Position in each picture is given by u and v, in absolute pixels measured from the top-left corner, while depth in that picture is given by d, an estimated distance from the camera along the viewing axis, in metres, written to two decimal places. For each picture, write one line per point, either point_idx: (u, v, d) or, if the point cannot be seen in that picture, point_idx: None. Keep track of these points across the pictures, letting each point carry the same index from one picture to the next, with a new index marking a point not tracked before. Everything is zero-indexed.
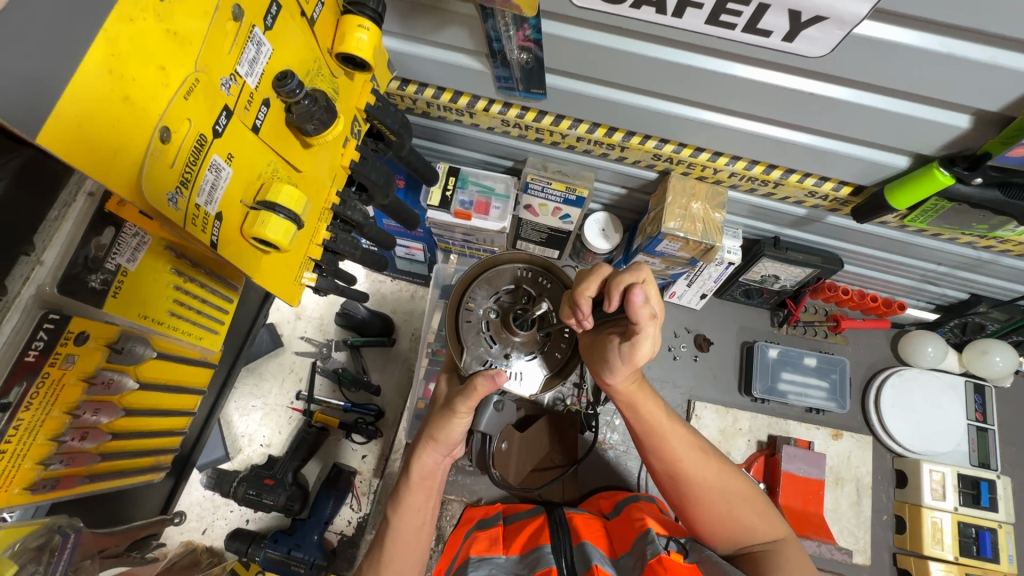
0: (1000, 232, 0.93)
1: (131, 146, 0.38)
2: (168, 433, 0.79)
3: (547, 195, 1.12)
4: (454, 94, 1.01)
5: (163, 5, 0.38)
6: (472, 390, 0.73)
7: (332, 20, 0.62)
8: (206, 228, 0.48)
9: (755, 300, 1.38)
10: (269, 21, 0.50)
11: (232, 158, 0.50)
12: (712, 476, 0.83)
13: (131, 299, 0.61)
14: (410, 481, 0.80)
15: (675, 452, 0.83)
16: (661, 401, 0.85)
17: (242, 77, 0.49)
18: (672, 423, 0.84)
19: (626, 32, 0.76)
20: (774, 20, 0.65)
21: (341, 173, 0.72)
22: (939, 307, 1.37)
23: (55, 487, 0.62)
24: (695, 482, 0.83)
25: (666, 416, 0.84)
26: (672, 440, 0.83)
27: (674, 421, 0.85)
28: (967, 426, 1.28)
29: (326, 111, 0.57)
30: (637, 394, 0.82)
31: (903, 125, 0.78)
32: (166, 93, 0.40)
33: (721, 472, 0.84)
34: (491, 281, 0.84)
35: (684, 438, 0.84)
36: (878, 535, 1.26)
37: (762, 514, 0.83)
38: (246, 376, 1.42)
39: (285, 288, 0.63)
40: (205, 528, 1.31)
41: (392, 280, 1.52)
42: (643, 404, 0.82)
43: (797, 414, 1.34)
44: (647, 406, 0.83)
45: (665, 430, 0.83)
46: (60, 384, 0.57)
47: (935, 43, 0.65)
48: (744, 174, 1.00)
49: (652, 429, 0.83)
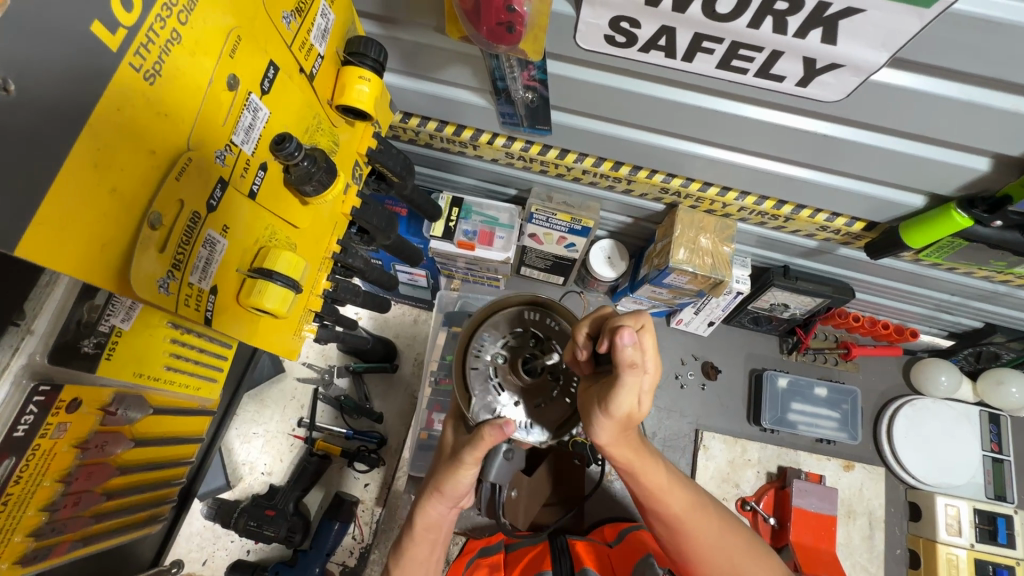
0: (1018, 269, 0.91)
1: (119, 238, 0.37)
2: (164, 485, 0.77)
3: (552, 224, 1.10)
4: (457, 127, 0.99)
5: (153, 88, 0.37)
6: (479, 441, 0.70)
7: (332, 72, 0.60)
8: (200, 304, 0.46)
9: (764, 327, 1.35)
10: (266, 84, 0.49)
11: (228, 229, 0.48)
12: (716, 536, 0.77)
13: (125, 358, 0.58)
14: (414, 532, 0.78)
15: (676, 515, 0.76)
16: (660, 460, 0.77)
17: (238, 146, 0.47)
18: (672, 484, 0.77)
19: (633, 73, 0.74)
20: (788, 66, 0.62)
21: (343, 221, 0.69)
22: (952, 334, 1.34)
23: (46, 557, 0.61)
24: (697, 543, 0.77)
25: (666, 478, 0.76)
26: (672, 502, 0.76)
27: (674, 479, 0.78)
28: (983, 457, 1.25)
29: (325, 171, 0.56)
30: (636, 459, 0.74)
31: (919, 167, 0.76)
32: (156, 177, 0.39)
33: (725, 529, 0.78)
34: (498, 325, 0.80)
35: (683, 498, 0.77)
36: (892, 569, 1.23)
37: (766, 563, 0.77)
38: (247, 402, 1.40)
39: (283, 346, 0.61)
40: (205, 559, 1.29)
41: (395, 305, 1.49)
42: (641, 471, 0.74)
43: (807, 444, 1.31)
44: (645, 471, 0.75)
45: (664, 493, 0.76)
46: (51, 454, 0.56)
47: (955, 90, 0.62)
48: (754, 209, 0.98)
49: (651, 494, 0.76)
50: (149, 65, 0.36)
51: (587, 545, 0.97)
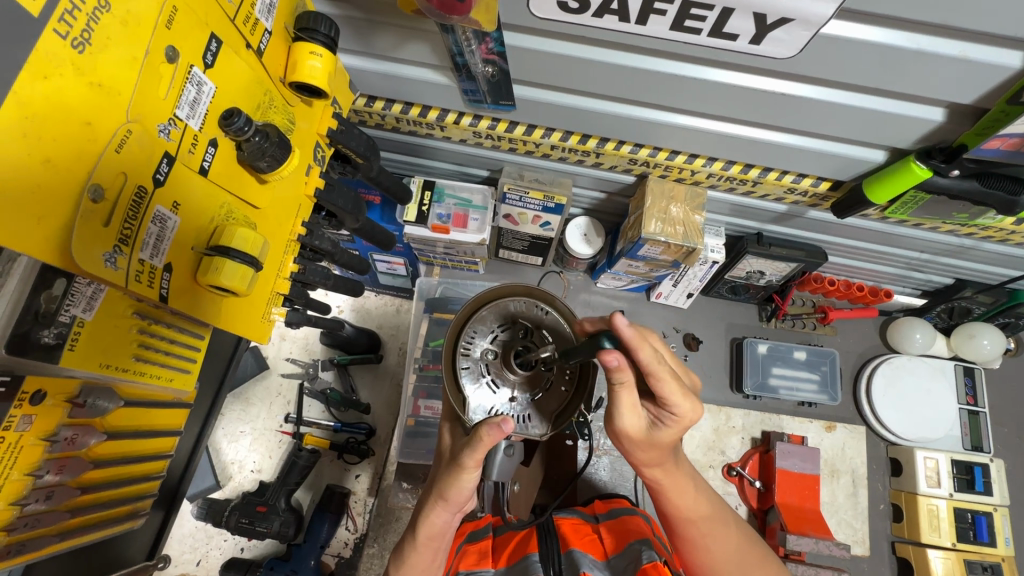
0: (981, 220, 0.92)
1: (56, 211, 0.37)
2: (146, 478, 0.77)
3: (526, 204, 1.09)
4: (423, 108, 0.98)
5: (83, 57, 0.36)
6: (478, 441, 0.65)
7: (283, 48, 0.60)
8: (153, 282, 0.47)
9: (742, 296, 1.36)
10: (209, 58, 0.48)
11: (178, 206, 0.48)
12: (733, 550, 0.76)
13: (91, 349, 0.57)
14: (418, 541, 0.76)
15: (695, 531, 0.76)
16: (692, 480, 0.76)
17: (183, 121, 0.47)
18: (699, 503, 0.75)
19: (590, 40, 0.74)
20: (740, 24, 0.62)
21: (306, 203, 0.68)
22: (926, 292, 1.37)
23: (21, 552, 0.61)
24: (710, 556, 0.76)
25: (693, 496, 0.75)
26: (694, 517, 0.75)
27: (702, 490, 0.76)
28: (959, 410, 1.28)
29: (279, 147, 0.56)
30: (668, 478, 0.73)
31: (878, 121, 0.77)
32: (95, 149, 0.38)
33: (743, 545, 0.77)
34: (485, 319, 0.75)
35: (708, 513, 0.76)
36: (877, 525, 1.26)
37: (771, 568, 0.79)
38: (232, 402, 1.39)
39: (252, 329, 0.62)
40: (199, 559, 1.29)
41: (376, 295, 1.48)
42: (671, 488, 0.74)
43: (789, 408, 1.34)
44: (675, 488, 0.74)
45: (689, 510, 0.75)
46: (17, 447, 0.56)
47: (904, 40, 0.63)
48: (722, 174, 0.99)
49: (677, 511, 0.75)
50: (76, 33, 0.36)
51: (575, 525, 0.95)
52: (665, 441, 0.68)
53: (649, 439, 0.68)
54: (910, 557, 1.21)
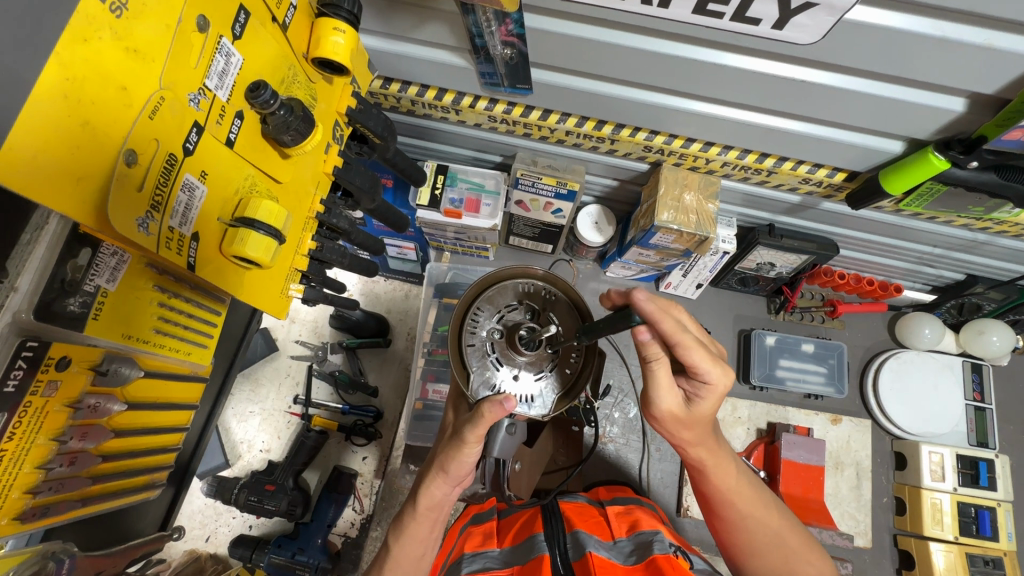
0: (996, 214, 0.92)
1: (92, 174, 0.38)
2: (162, 451, 0.79)
3: (538, 189, 1.08)
4: (439, 91, 0.99)
5: (121, 22, 0.37)
6: (480, 418, 0.66)
7: (306, 23, 0.60)
8: (181, 249, 0.48)
9: (751, 287, 1.36)
10: (237, 29, 0.48)
11: (206, 175, 0.49)
12: (774, 535, 0.75)
13: (114, 319, 0.58)
14: (417, 511, 0.77)
15: (733, 513, 0.76)
16: (734, 461, 0.77)
17: (212, 91, 0.47)
18: (742, 486, 0.77)
19: (610, 23, 0.75)
20: (763, 8, 0.62)
21: (325, 180, 0.68)
22: (936, 288, 1.37)
23: (45, 516, 0.62)
24: (751, 539, 0.76)
25: (736, 478, 0.76)
26: (735, 499, 0.76)
27: (742, 473, 0.78)
28: (966, 406, 1.28)
29: (303, 121, 0.56)
30: (712, 458, 0.75)
31: (897, 111, 0.77)
32: (129, 114, 0.39)
33: (785, 529, 0.76)
34: (492, 299, 0.76)
35: (749, 496, 0.76)
36: (879, 517, 1.27)
37: (817, 558, 0.76)
38: (242, 382, 1.40)
39: (271, 303, 0.63)
40: (208, 535, 1.31)
41: (386, 280, 1.49)
42: (715, 470, 0.76)
43: (796, 400, 1.34)
44: (717, 468, 0.76)
45: (730, 491, 0.76)
46: (44, 412, 0.57)
47: (929, 26, 0.63)
48: (736, 164, 0.99)
49: (721, 494, 0.77)
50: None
51: (580, 508, 0.95)
52: (703, 413, 0.70)
53: (689, 414, 0.70)
54: (911, 549, 1.21)
